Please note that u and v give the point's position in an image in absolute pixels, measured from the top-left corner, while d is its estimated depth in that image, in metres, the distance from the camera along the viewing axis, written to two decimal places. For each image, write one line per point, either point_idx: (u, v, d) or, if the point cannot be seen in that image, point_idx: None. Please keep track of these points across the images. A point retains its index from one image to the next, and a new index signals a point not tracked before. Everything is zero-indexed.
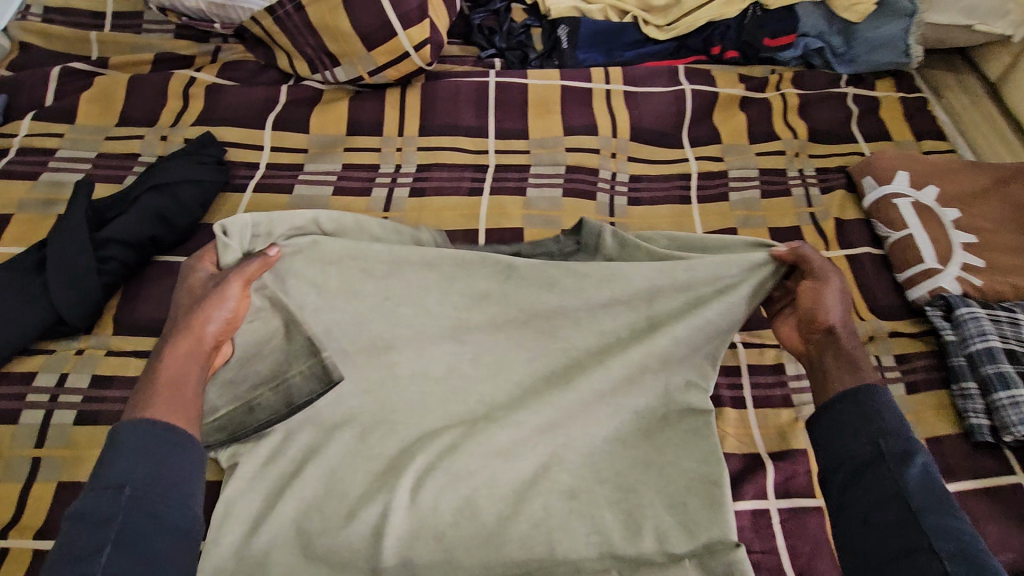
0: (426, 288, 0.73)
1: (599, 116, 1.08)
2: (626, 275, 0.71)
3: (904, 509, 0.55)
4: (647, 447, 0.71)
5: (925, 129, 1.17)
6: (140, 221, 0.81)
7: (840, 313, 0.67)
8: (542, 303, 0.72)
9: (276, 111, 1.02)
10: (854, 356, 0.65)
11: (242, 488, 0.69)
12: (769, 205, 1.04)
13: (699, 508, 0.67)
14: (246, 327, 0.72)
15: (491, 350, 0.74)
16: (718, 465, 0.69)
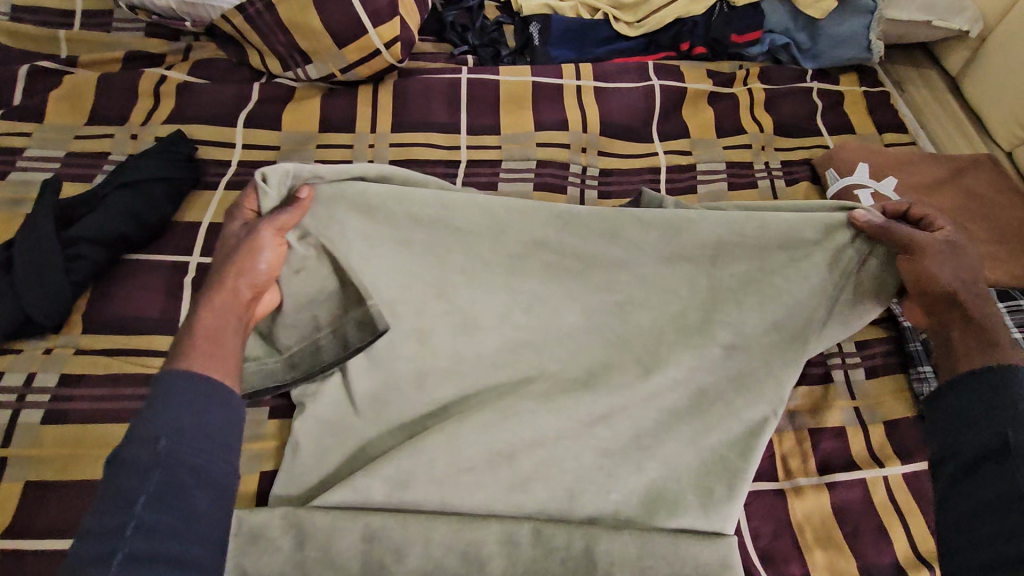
0: (481, 234, 0.76)
1: (570, 111, 1.10)
2: (694, 228, 0.75)
3: (1018, 502, 0.57)
4: (699, 422, 0.75)
5: (886, 121, 1.21)
6: (108, 219, 0.81)
7: (968, 277, 0.70)
8: (597, 250, 0.76)
9: (248, 108, 1.03)
10: (987, 316, 0.68)
11: (310, 421, 0.74)
12: (735, 198, 1.07)
13: (722, 495, 0.72)
14: (297, 279, 0.73)
15: (544, 298, 0.77)
16: (754, 441, 0.73)
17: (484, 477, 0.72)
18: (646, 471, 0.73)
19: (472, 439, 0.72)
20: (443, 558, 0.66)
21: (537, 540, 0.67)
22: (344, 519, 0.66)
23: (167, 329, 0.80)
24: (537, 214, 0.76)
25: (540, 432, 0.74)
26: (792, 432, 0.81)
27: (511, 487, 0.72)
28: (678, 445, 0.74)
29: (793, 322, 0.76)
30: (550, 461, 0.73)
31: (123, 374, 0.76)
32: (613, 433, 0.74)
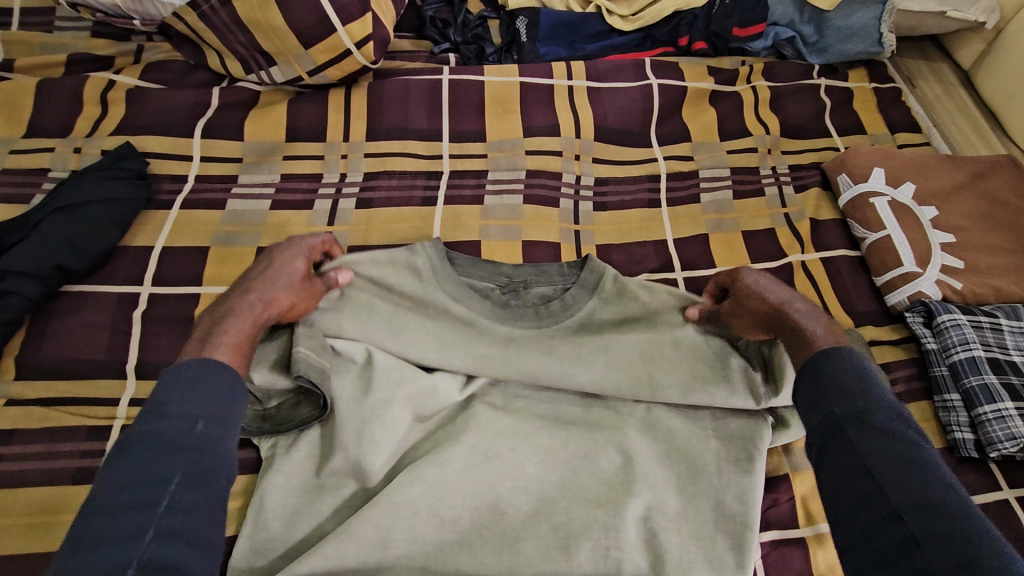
0: (432, 349, 0.72)
1: (561, 115, 1.01)
2: (614, 347, 0.73)
3: (862, 469, 0.52)
4: (682, 476, 0.69)
5: (898, 121, 1.13)
6: (43, 250, 0.73)
7: (782, 296, 0.69)
8: (543, 361, 0.72)
9: (207, 116, 0.93)
10: (806, 318, 0.66)
11: (279, 480, 0.66)
12: (741, 206, 0.99)
13: (725, 546, 0.65)
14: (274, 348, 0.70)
15: (507, 368, 0.72)
16: (751, 507, 0.66)
17: (472, 537, 0.65)
18: (650, 523, 0.66)
19: (456, 491, 0.66)
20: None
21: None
22: None
23: (111, 372, 0.71)
24: (484, 335, 0.74)
25: (531, 486, 0.67)
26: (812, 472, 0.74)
27: (503, 545, 0.65)
28: (670, 493, 0.68)
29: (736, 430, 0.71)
30: (540, 515, 0.66)
31: (62, 427, 0.67)
32: (604, 480, 0.68)
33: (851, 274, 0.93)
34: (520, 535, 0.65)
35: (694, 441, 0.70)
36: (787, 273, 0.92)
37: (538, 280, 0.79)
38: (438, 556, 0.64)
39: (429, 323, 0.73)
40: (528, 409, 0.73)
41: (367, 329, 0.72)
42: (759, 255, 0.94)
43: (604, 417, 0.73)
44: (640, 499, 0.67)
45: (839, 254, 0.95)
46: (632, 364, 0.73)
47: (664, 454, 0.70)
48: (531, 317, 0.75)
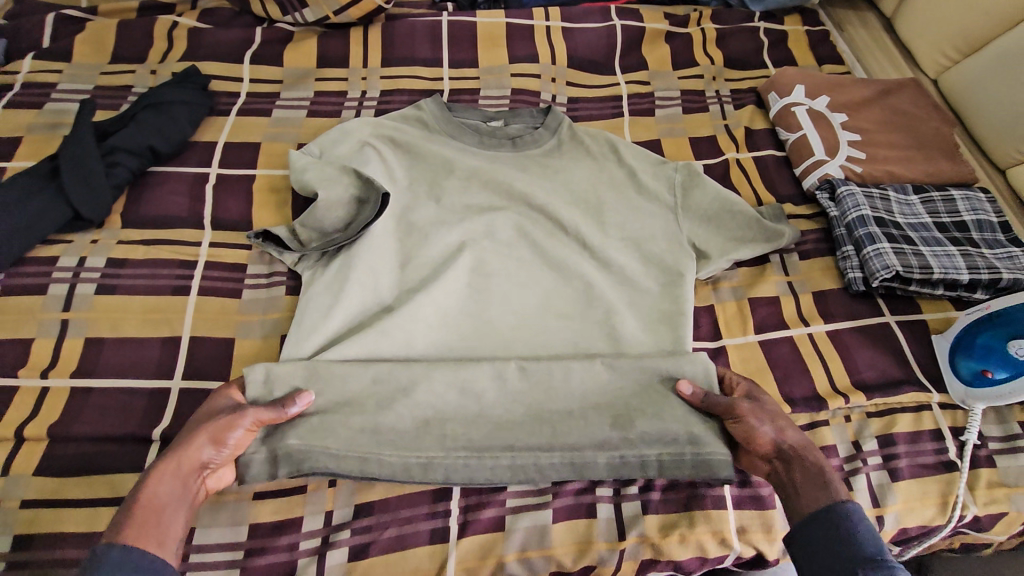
0: (441, 177, 0.99)
1: (540, 48, 1.23)
2: (570, 171, 1.02)
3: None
4: (630, 294, 0.92)
5: (825, 55, 1.35)
6: (139, 135, 0.95)
7: (777, 428, 0.74)
8: (514, 177, 1.00)
9: (253, 48, 1.15)
10: (807, 456, 0.71)
11: (319, 293, 0.86)
12: (690, 119, 1.21)
13: (665, 334, 0.88)
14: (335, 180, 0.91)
15: (483, 224, 0.95)
16: (685, 307, 0.90)
17: (470, 336, 0.87)
18: (610, 319, 0.89)
19: (453, 303, 0.89)
20: (444, 394, 0.79)
21: (523, 374, 0.81)
22: (359, 366, 0.79)
23: (195, 225, 0.93)
24: (474, 154, 1.02)
25: (516, 305, 0.89)
26: (734, 302, 0.97)
27: (498, 344, 0.86)
28: (624, 306, 0.91)
29: (664, 223, 0.97)
30: (524, 323, 0.88)
31: (161, 258, 0.89)
32: (572, 300, 0.91)
33: (776, 167, 1.15)
34: (506, 333, 0.87)
35: (640, 271, 0.93)
36: (723, 166, 1.14)
37: (515, 120, 1.08)
38: (448, 348, 0.86)
39: (430, 163, 1.00)
40: (511, 254, 0.94)
41: (387, 160, 0.99)
42: (702, 154, 1.16)
43: (570, 255, 0.94)
44: (602, 304, 0.90)
45: (767, 153, 1.17)
46: (583, 182, 1.01)
47: (618, 281, 0.93)
48: (507, 148, 1.04)
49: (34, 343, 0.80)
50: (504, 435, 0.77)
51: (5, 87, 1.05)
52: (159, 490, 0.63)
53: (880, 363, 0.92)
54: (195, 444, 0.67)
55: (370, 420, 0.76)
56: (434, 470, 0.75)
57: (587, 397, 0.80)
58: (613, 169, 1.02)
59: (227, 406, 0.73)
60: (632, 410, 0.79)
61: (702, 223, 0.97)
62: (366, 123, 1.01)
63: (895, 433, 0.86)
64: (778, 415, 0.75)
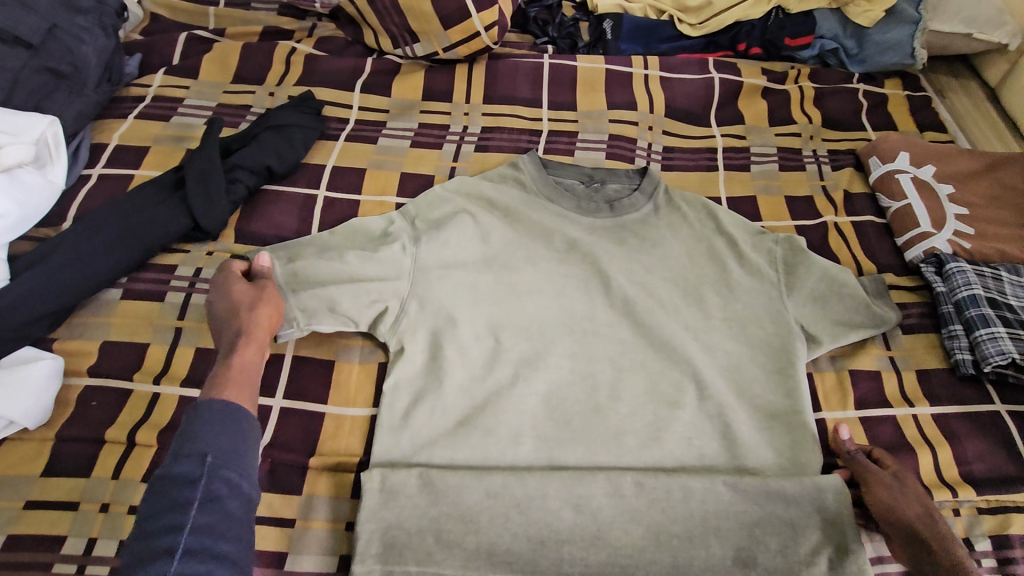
0: (538, 257, 0.98)
1: (638, 95, 1.25)
2: (668, 242, 1.03)
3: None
4: (737, 378, 0.88)
5: (927, 122, 1.32)
6: (259, 154, 0.99)
7: (921, 511, 0.75)
8: (615, 251, 1.01)
9: (363, 77, 1.20)
10: (943, 546, 0.72)
11: (417, 374, 0.83)
12: (786, 177, 1.19)
13: (781, 431, 0.84)
14: (430, 248, 0.93)
15: (573, 304, 0.93)
16: (798, 398, 0.86)
17: (569, 431, 0.81)
18: (723, 418, 0.84)
19: (550, 381, 0.85)
20: (560, 510, 0.73)
21: (640, 490, 0.75)
22: (468, 474, 0.74)
23: None
24: (571, 222, 1.03)
25: (624, 398, 0.85)
26: (833, 373, 0.93)
27: (608, 439, 0.81)
28: (732, 395, 0.86)
29: (767, 300, 0.96)
30: (634, 415, 0.83)
31: None
32: (677, 388, 0.86)
33: (876, 235, 1.12)
34: (608, 410, 0.83)
35: (746, 358, 0.90)
36: (821, 230, 1.12)
37: (613, 180, 1.09)
38: (555, 456, 0.79)
39: (529, 228, 1.01)
40: (611, 333, 0.91)
41: (481, 223, 0.99)
42: (799, 215, 1.14)
43: (672, 336, 0.91)
44: (712, 401, 0.85)
45: (867, 220, 1.14)
46: (680, 256, 1.01)
47: (724, 368, 0.89)
48: (605, 212, 1.04)
49: (149, 348, 0.84)
50: (623, 562, 0.71)
51: (137, 99, 1.12)
52: (242, 360, 0.72)
53: (991, 456, 0.87)
54: (246, 322, 0.77)
55: (484, 541, 0.71)
56: (537, 555, 0.71)
57: (708, 521, 0.74)
58: (712, 239, 1.03)
59: (251, 291, 0.81)
60: (755, 542, 0.73)
61: (805, 302, 0.96)
62: (462, 185, 1.04)
63: (1010, 535, 0.81)
64: (925, 501, 0.77)
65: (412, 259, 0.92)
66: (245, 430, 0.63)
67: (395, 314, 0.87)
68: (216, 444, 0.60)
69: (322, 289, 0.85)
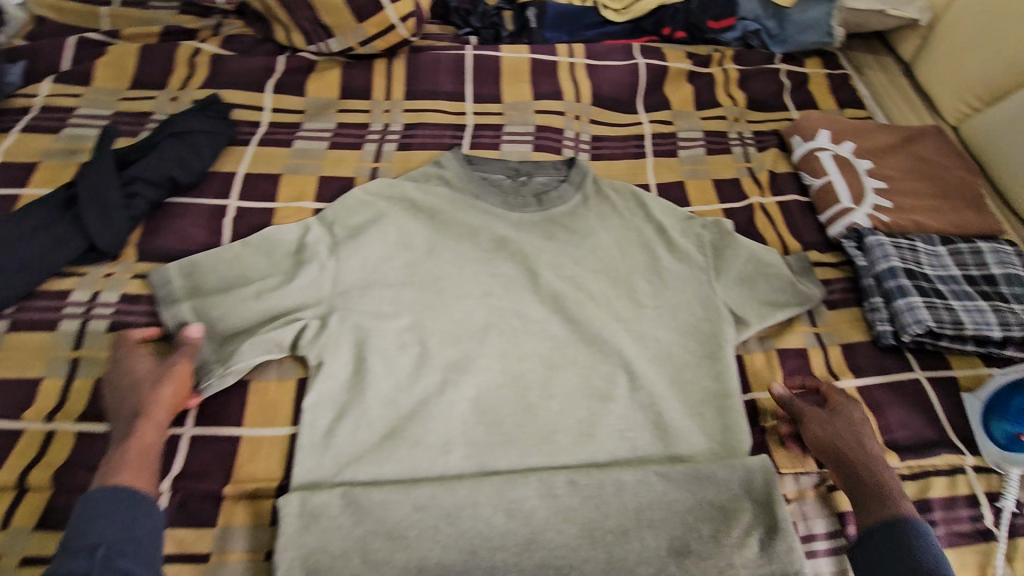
0: (467, 258, 0.95)
1: (564, 84, 1.23)
2: (599, 233, 1.01)
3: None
4: (670, 365, 0.88)
5: (846, 99, 1.35)
6: (160, 164, 0.93)
7: (851, 441, 0.79)
8: (544, 246, 0.99)
9: (275, 77, 1.14)
10: (870, 471, 0.76)
11: (339, 389, 0.79)
12: (713, 161, 1.20)
13: (713, 416, 0.84)
14: (351, 255, 0.91)
15: (503, 302, 0.91)
16: (727, 381, 0.86)
17: (498, 434, 0.79)
18: (655, 407, 0.83)
19: (479, 383, 0.82)
20: (491, 517, 0.71)
21: (573, 489, 0.73)
22: (394, 489, 0.71)
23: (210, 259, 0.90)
24: (499, 219, 1.00)
25: (556, 395, 0.83)
26: (762, 353, 0.95)
27: (540, 440, 0.79)
28: (664, 384, 0.86)
29: (696, 286, 0.96)
30: (566, 411, 0.82)
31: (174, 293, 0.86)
32: (608, 380, 0.86)
33: (801, 213, 1.14)
34: (539, 408, 0.82)
35: (677, 344, 0.90)
36: (748, 211, 1.13)
37: (540, 172, 1.07)
38: (485, 462, 0.77)
39: (454, 227, 0.98)
40: (541, 330, 0.89)
41: (405, 226, 0.96)
42: (727, 198, 1.15)
43: (603, 329, 0.90)
44: (644, 391, 0.85)
45: (791, 199, 1.16)
46: (610, 247, 1.00)
47: (655, 356, 0.89)
48: (533, 207, 1.02)
49: (41, 383, 0.77)
50: (557, 564, 0.70)
51: (22, 110, 1.03)
52: (139, 440, 0.69)
53: (912, 423, 0.90)
54: (146, 398, 0.72)
55: (414, 556, 0.68)
56: (469, 566, 0.69)
57: (641, 513, 0.73)
58: (641, 227, 1.02)
59: (152, 361, 0.77)
60: (687, 529, 0.72)
61: (733, 284, 0.97)
62: (384, 186, 1.00)
63: (931, 498, 0.84)
64: (858, 431, 0.80)
65: (332, 274, 0.88)
66: (147, 514, 0.65)
67: (314, 327, 0.83)
68: (110, 532, 0.61)
69: (234, 322, 0.82)
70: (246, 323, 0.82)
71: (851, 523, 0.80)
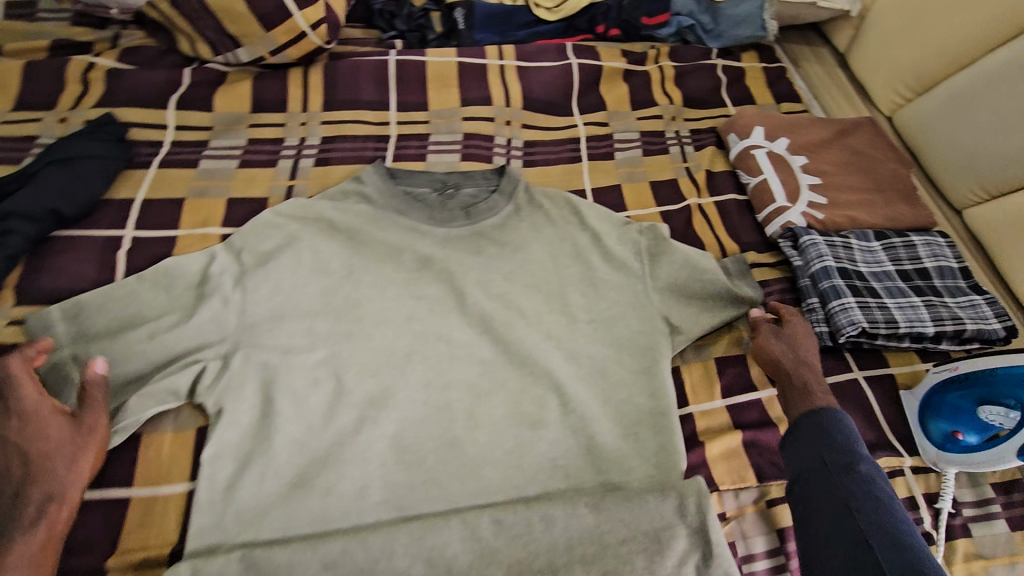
0: (391, 280, 0.90)
1: (493, 89, 1.18)
2: (531, 246, 0.96)
3: (845, 502, 0.65)
4: (603, 384, 0.85)
5: (783, 93, 1.34)
6: (39, 196, 0.85)
7: (790, 354, 0.85)
8: (473, 263, 0.94)
9: (180, 92, 1.06)
10: (800, 377, 0.81)
11: (246, 434, 0.76)
12: (650, 162, 1.17)
13: (649, 435, 0.81)
14: (261, 283, 0.85)
15: (429, 325, 0.87)
16: (664, 398, 0.83)
17: (419, 475, 0.75)
18: (587, 430, 0.81)
19: (399, 418, 0.79)
20: (410, 568, 0.67)
21: (499, 530, 0.70)
22: (302, 549, 0.66)
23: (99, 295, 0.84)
24: (425, 238, 0.95)
25: (484, 425, 0.80)
26: (700, 362, 0.92)
27: (466, 476, 0.76)
28: (596, 404, 0.83)
29: (632, 296, 0.92)
30: (494, 443, 0.79)
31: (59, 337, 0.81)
32: (538, 404, 0.83)
33: (738, 213, 1.12)
34: (466, 441, 0.78)
35: (612, 361, 0.87)
36: (686, 213, 1.10)
37: (467, 184, 1.03)
38: (405, 505, 0.74)
39: (376, 249, 0.93)
40: (470, 356, 0.85)
41: (321, 249, 0.90)
42: (664, 200, 1.12)
43: (535, 351, 0.86)
44: (576, 414, 0.82)
45: (729, 198, 1.14)
46: (542, 260, 0.95)
47: (589, 375, 0.86)
48: (460, 220, 0.97)
49: None
50: None
51: None
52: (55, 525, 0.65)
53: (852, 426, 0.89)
54: (65, 476, 0.67)
55: None
56: None
57: (572, 549, 0.70)
58: (575, 236, 0.98)
59: (65, 424, 0.69)
60: (616, 560, 0.71)
61: (670, 292, 0.93)
62: (298, 207, 0.94)
63: None
64: (801, 350, 0.86)
65: (237, 310, 0.83)
66: None
67: (215, 368, 0.79)
68: None
69: (126, 367, 0.77)
70: (140, 370, 0.78)
71: (790, 540, 0.80)
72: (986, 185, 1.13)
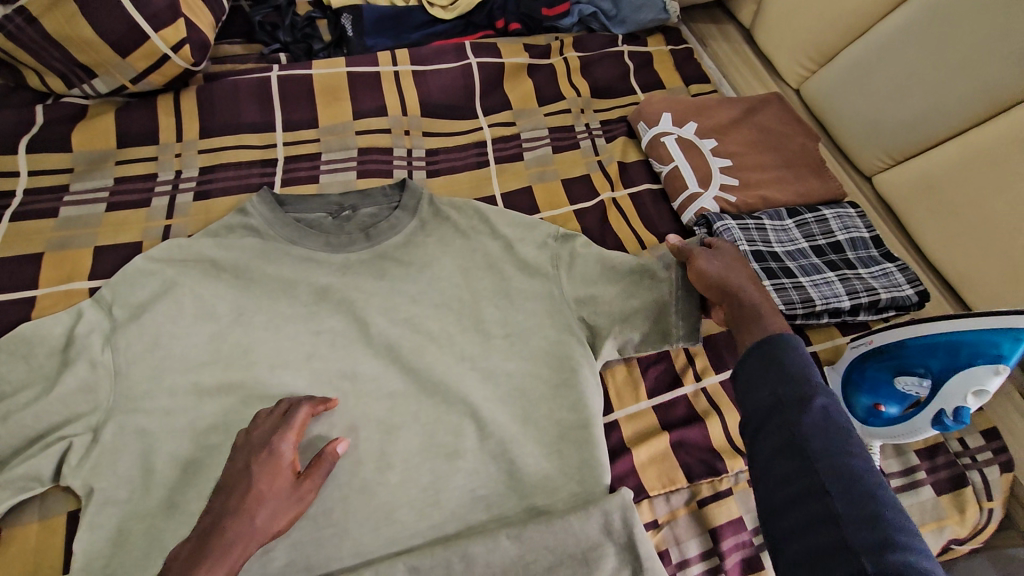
0: (285, 317, 0.82)
1: (388, 97, 1.11)
2: (439, 262, 0.89)
3: (800, 451, 0.54)
4: (522, 403, 0.81)
5: (691, 75, 1.32)
6: None
7: (729, 275, 0.78)
8: (374, 287, 0.86)
9: (33, 133, 0.95)
10: (744, 297, 0.74)
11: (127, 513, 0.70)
12: (560, 159, 1.13)
13: (571, 452, 0.78)
14: (133, 337, 0.77)
15: (330, 363, 0.80)
16: (585, 409, 0.79)
17: (326, 529, 0.71)
18: (507, 454, 0.77)
19: None
20: None
21: None
22: None
23: None
24: (321, 267, 0.86)
25: (396, 465, 0.75)
26: (624, 365, 0.89)
27: (380, 522, 0.72)
28: (516, 425, 0.79)
29: (548, 302, 0.85)
30: (408, 482, 0.75)
31: None
32: (455, 434, 0.78)
33: (654, 203, 1.10)
34: (376, 486, 0.74)
35: (530, 377, 0.82)
36: (600, 209, 1.07)
37: (365, 203, 0.94)
38: (312, 564, 0.70)
39: (267, 285, 0.84)
40: (378, 390, 0.80)
41: (201, 292, 0.82)
42: (577, 197, 1.08)
43: (448, 376, 0.81)
44: (494, 440, 0.78)
45: (643, 188, 1.11)
46: (452, 276, 0.88)
47: (507, 395, 0.81)
48: (360, 242, 0.88)
49: None
50: None
51: None
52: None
53: None
54: (238, 536, 0.61)
55: None
56: None
57: None
58: (485, 245, 0.90)
59: (291, 479, 0.66)
60: None
61: (589, 290, 0.85)
62: (174, 248, 0.84)
63: None
64: (739, 272, 0.79)
65: (108, 373, 0.75)
66: None
67: (84, 442, 0.73)
68: None
69: None
70: None
71: (722, 539, 0.78)
72: (891, 150, 1.14)
